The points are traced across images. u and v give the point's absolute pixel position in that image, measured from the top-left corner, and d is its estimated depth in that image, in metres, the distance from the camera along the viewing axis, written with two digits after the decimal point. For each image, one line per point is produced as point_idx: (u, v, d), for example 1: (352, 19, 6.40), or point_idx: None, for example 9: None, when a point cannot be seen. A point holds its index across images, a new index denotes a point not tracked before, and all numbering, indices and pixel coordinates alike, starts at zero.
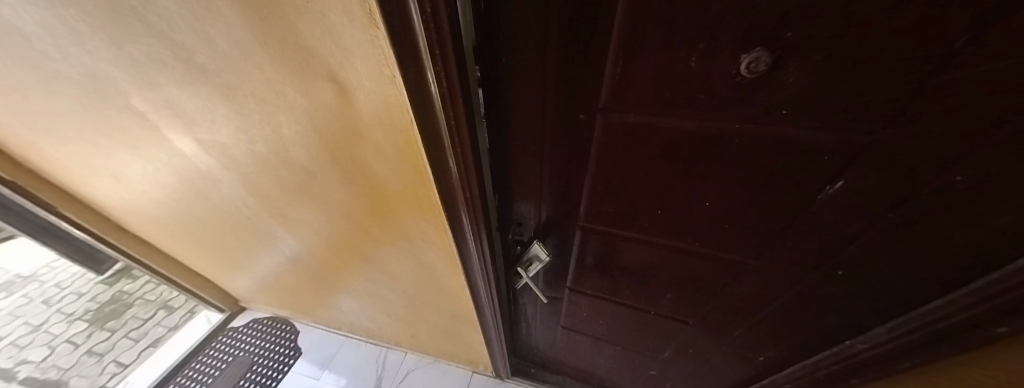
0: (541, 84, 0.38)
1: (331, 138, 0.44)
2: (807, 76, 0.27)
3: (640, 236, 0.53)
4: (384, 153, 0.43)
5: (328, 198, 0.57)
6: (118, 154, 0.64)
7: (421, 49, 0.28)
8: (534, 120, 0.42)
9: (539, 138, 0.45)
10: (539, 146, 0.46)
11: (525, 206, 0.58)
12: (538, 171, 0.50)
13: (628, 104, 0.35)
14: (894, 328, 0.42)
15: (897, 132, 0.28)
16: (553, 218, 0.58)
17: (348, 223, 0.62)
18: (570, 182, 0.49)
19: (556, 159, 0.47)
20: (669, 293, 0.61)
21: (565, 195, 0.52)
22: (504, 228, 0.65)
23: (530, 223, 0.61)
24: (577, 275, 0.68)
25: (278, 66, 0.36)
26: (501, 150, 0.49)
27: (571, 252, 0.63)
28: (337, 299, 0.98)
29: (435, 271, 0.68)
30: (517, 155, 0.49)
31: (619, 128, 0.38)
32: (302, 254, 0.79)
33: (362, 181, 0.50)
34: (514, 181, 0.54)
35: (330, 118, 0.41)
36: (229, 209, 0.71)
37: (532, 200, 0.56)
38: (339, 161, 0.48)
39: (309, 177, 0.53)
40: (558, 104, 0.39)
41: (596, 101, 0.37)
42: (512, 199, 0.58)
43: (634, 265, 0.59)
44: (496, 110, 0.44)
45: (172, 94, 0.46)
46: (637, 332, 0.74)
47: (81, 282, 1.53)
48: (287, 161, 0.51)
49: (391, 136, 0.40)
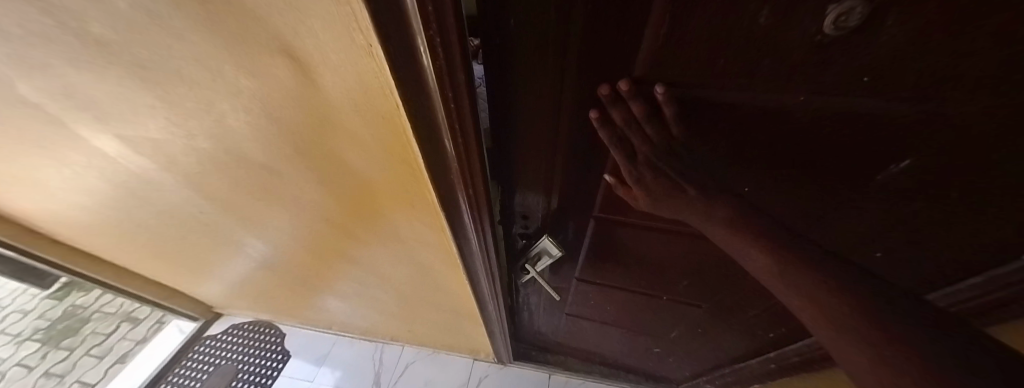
0: (560, 56, 0.31)
1: (296, 133, 0.35)
2: (905, 45, 0.22)
3: (660, 223, 0.50)
4: (367, 149, 0.35)
5: (303, 201, 0.48)
6: (23, 157, 0.51)
7: (415, 29, 0.21)
8: (549, 98, 0.37)
9: (555, 118, 0.39)
10: (554, 127, 0.40)
11: (529, 198, 0.53)
12: (550, 159, 0.45)
13: (670, 73, 0.30)
14: (1003, 275, 0.37)
15: (997, 100, 0.24)
16: (564, 211, 0.53)
17: (328, 226, 0.54)
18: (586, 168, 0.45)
19: (572, 144, 0.42)
20: (684, 280, 0.60)
21: (579, 183, 0.47)
22: (504, 223, 0.61)
23: (533, 218, 0.57)
24: (587, 265, 0.65)
25: (208, 41, 0.26)
26: (508, 134, 0.43)
27: (581, 245, 0.60)
28: (322, 300, 0.90)
29: (432, 271, 0.62)
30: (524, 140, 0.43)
31: (654, 100, 0.34)
32: (278, 259, 0.71)
33: (341, 181, 0.42)
34: (519, 170, 0.48)
35: (294, 109, 0.32)
36: (181, 216, 0.60)
37: (538, 191, 0.51)
38: (310, 158, 0.39)
39: (275, 179, 0.44)
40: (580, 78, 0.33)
41: (630, 71, 0.31)
42: (516, 192, 0.53)
43: (648, 252, 0.57)
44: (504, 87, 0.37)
45: (69, 82, 0.35)
46: (644, 316, 0.74)
47: (24, 298, 1.35)
48: (244, 160, 0.42)
49: (373, 129, 0.32)
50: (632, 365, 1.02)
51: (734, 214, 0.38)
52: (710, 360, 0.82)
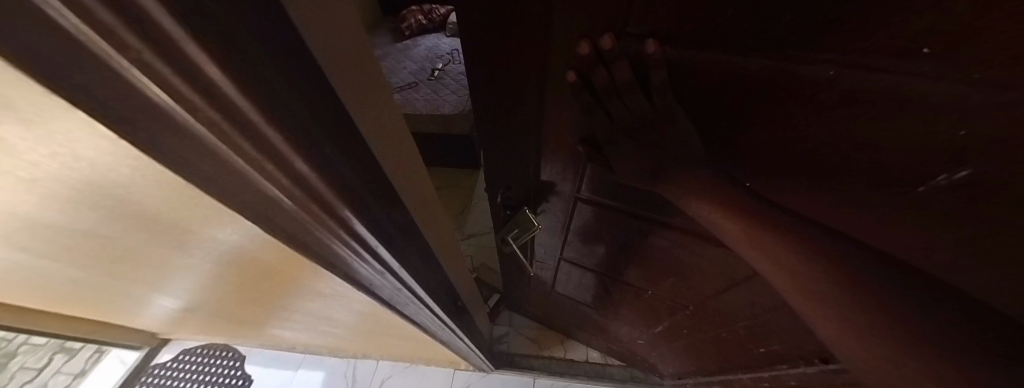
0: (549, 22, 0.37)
1: (84, 203, 0.22)
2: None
3: (642, 212, 0.57)
4: (206, 222, 0.23)
5: (178, 264, 0.36)
6: None
7: (190, 123, 0.12)
8: (540, 58, 0.41)
9: (544, 78, 0.43)
10: (542, 86, 0.45)
11: (526, 167, 0.60)
12: (540, 122, 0.51)
13: (648, 27, 0.34)
14: None
15: None
16: (553, 171, 0.60)
17: (232, 284, 0.42)
18: (571, 129, 0.50)
19: (561, 104, 0.47)
20: (669, 277, 0.67)
21: (565, 144, 0.52)
22: (492, 187, 0.66)
23: (522, 182, 0.62)
24: (574, 229, 0.71)
25: None
26: (502, 98, 0.46)
27: (568, 213, 0.68)
28: (272, 332, 0.79)
29: (376, 316, 0.52)
30: (515, 101, 0.47)
31: (639, 65, 0.37)
32: (195, 306, 0.58)
33: (217, 257, 0.31)
34: (512, 133, 0.52)
35: (62, 188, 0.20)
36: (35, 278, 0.45)
37: (533, 159, 0.58)
38: (134, 228, 0.26)
39: (115, 244, 0.31)
40: (565, 32, 0.37)
41: (613, 23, 0.34)
42: (511, 155, 0.57)
43: (633, 239, 0.64)
44: (497, 48, 0.40)
45: None
46: (629, 299, 0.81)
47: None
48: (54, 229, 0.28)
49: (179, 201, 0.19)
50: (617, 352, 1.05)
51: (710, 183, 0.41)
52: (697, 362, 0.82)
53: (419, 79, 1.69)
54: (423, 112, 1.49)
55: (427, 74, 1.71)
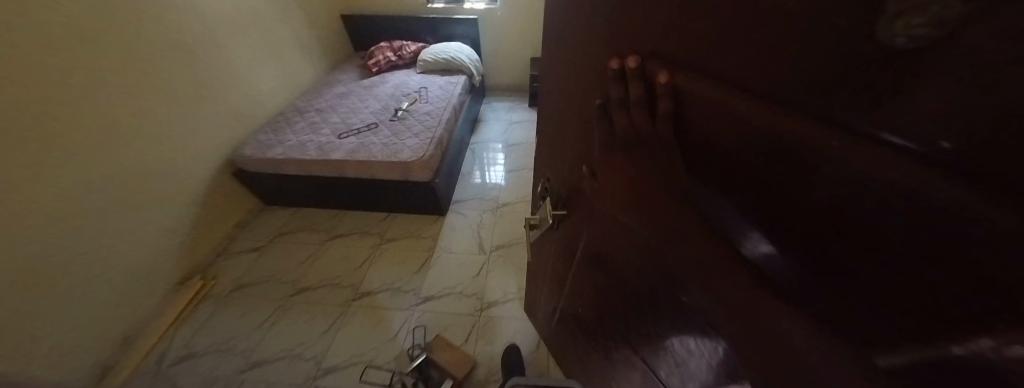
0: (595, 17, 0.32)
1: None
2: (895, 43, 0.14)
3: (636, 272, 0.44)
4: None
5: None
6: None
7: None
8: (581, 51, 0.36)
9: (577, 73, 0.38)
10: (571, 80, 0.40)
11: (553, 166, 0.56)
12: (568, 123, 0.46)
13: (671, 49, 0.25)
14: None
15: None
16: (566, 179, 0.53)
17: None
18: (581, 138, 0.43)
19: (583, 116, 0.41)
20: (655, 369, 0.51)
21: (575, 150, 0.46)
22: (538, 168, 0.64)
23: (557, 176, 0.56)
24: (576, 264, 0.61)
25: None
26: (554, 72, 0.44)
27: (574, 235, 0.58)
28: None
29: None
30: (559, 81, 0.44)
31: (651, 91, 0.28)
32: None
33: None
34: (554, 113, 0.49)
35: None
36: None
37: (558, 159, 0.53)
38: None
39: None
40: (601, 46, 0.32)
41: (645, 38, 0.27)
42: (550, 136, 0.53)
43: (622, 300, 0.51)
44: (565, 24, 0.38)
45: None
46: (613, 372, 0.68)
47: None
48: None
49: None
50: None
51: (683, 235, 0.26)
52: None
53: (380, 120, 1.55)
54: (379, 158, 1.35)
55: (390, 114, 1.59)
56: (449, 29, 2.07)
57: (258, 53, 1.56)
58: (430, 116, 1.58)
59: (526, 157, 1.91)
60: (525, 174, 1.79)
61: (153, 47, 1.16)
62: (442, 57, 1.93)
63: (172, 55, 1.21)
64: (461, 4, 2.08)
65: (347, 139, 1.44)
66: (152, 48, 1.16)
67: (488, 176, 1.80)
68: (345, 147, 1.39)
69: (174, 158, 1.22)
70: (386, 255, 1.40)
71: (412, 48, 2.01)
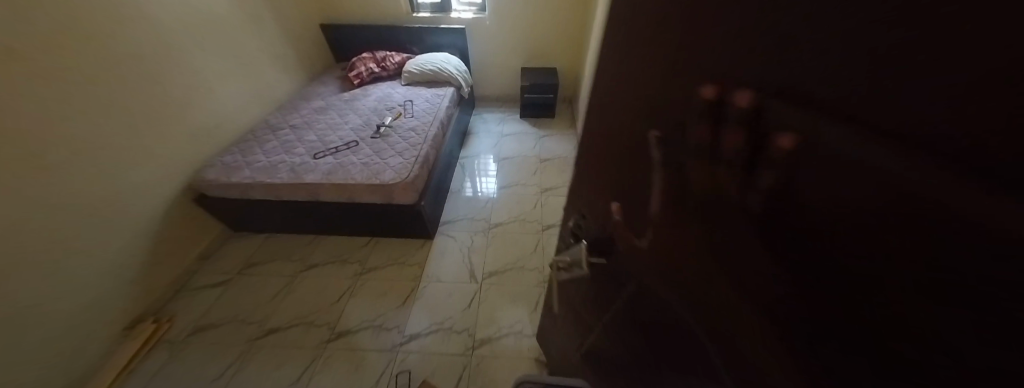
0: (683, 38, 0.28)
1: None
2: None
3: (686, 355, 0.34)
4: None
5: None
6: None
7: None
8: (655, 64, 0.31)
9: (645, 89, 0.33)
10: (637, 98, 0.35)
11: (592, 199, 0.49)
12: (621, 156, 0.40)
13: (784, 77, 0.19)
14: None
15: None
16: (605, 213, 0.46)
17: None
18: (635, 168, 0.37)
19: (642, 150, 0.35)
20: None
21: (625, 182, 0.40)
22: (573, 199, 0.57)
23: (595, 212, 0.49)
24: (607, 318, 0.52)
25: None
26: (616, 90, 0.40)
27: (610, 287, 0.49)
28: None
29: None
30: (620, 101, 0.39)
31: (752, 133, 0.22)
32: None
33: None
34: (606, 138, 0.43)
35: None
36: None
37: (600, 193, 0.46)
38: None
39: None
40: (683, 71, 0.28)
41: (750, 63, 0.22)
42: (595, 163, 0.48)
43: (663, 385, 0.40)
44: (642, 34, 0.33)
45: None
46: None
47: None
48: None
49: None
50: None
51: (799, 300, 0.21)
52: None
53: (361, 137, 1.43)
54: (358, 180, 1.23)
55: (371, 131, 1.47)
56: (436, 40, 1.98)
57: (225, 66, 1.44)
58: (415, 132, 1.47)
59: (519, 172, 1.81)
60: (520, 191, 1.69)
61: (97, 62, 1.03)
62: (429, 68, 1.83)
63: (119, 69, 1.08)
64: (448, 13, 1.98)
65: (323, 159, 1.31)
66: (95, 62, 1.02)
67: (479, 186, 1.73)
68: (320, 168, 1.27)
69: (120, 184, 1.08)
70: (366, 287, 1.27)
71: (396, 59, 1.90)
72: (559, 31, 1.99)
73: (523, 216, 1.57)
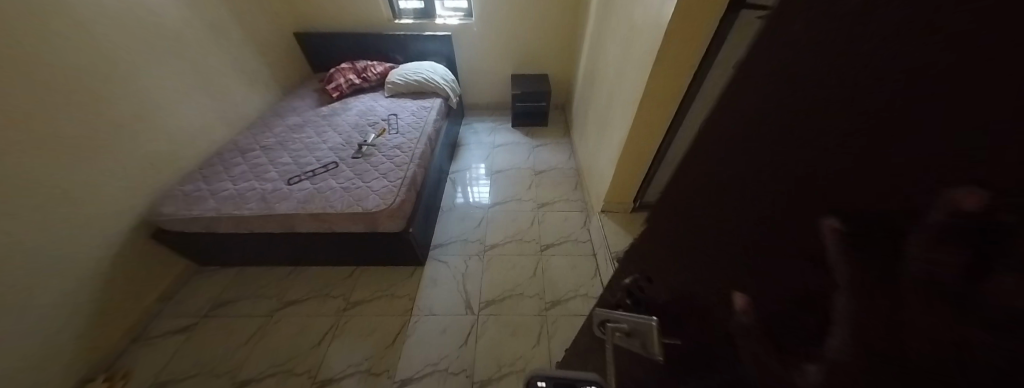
0: (922, 71, 0.13)
1: None
2: None
3: None
4: None
5: None
6: None
7: None
8: (849, 98, 0.17)
9: (818, 136, 0.19)
10: (797, 148, 0.20)
11: (670, 267, 0.35)
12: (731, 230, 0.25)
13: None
14: None
15: None
16: (692, 297, 0.32)
17: None
18: (772, 260, 0.22)
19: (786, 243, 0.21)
20: None
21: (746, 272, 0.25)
22: (636, 252, 0.42)
23: (672, 287, 0.34)
24: None
25: None
26: (740, 122, 0.24)
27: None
28: None
29: None
30: (754, 142, 0.23)
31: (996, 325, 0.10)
32: None
33: None
34: (702, 193, 0.29)
35: None
36: None
37: (684, 266, 0.32)
38: None
39: None
40: (909, 138, 0.14)
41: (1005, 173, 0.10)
42: (683, 220, 0.32)
43: None
44: (812, 42, 0.19)
45: None
46: None
47: None
48: None
49: None
50: None
51: None
52: None
53: (340, 157, 1.31)
54: (337, 209, 1.11)
55: (352, 150, 1.35)
56: (420, 47, 1.87)
57: (186, 83, 1.29)
58: (401, 151, 1.35)
59: (513, 186, 1.72)
60: (515, 207, 1.60)
61: (34, 86, 0.88)
62: (414, 78, 1.72)
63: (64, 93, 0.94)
64: (433, 19, 1.87)
65: (298, 185, 1.19)
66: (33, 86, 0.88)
67: (471, 195, 1.68)
68: (296, 196, 1.14)
69: (66, 225, 0.95)
70: (352, 325, 1.16)
71: (378, 69, 1.78)
72: (550, 37, 1.91)
73: (519, 235, 1.48)
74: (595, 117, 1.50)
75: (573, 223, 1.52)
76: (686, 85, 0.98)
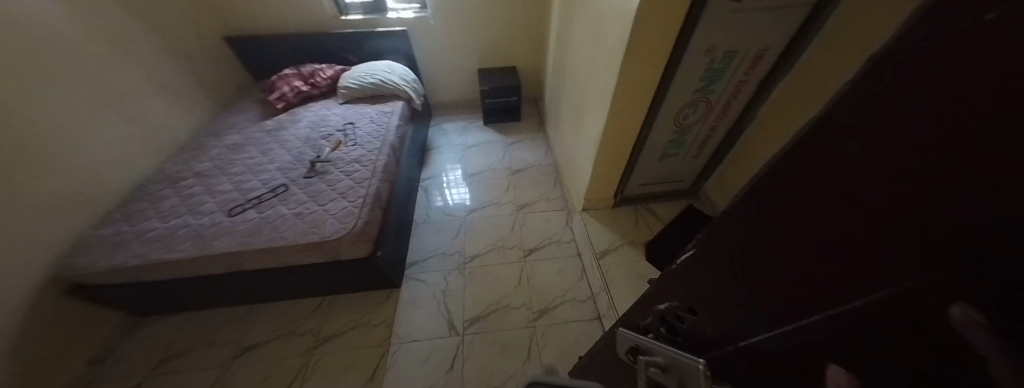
0: None
1: None
2: None
3: None
4: None
5: None
6: None
7: None
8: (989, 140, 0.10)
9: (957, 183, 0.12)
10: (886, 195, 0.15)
11: (727, 301, 0.27)
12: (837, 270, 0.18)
13: None
14: None
15: None
16: (749, 344, 0.26)
17: None
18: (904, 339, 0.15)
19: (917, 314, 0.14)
20: None
21: (851, 338, 0.18)
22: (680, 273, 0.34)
23: (730, 323, 0.27)
24: None
25: None
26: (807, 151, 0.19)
27: None
28: None
29: None
30: (843, 172, 0.17)
31: None
32: None
33: None
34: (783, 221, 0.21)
35: None
36: None
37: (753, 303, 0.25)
38: None
39: None
40: None
41: None
42: (739, 255, 0.25)
43: None
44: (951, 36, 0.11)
45: None
46: None
47: None
48: None
49: None
50: None
51: None
52: None
53: (290, 178, 1.16)
54: (290, 240, 0.98)
55: (304, 168, 1.20)
56: (374, 46, 1.70)
57: (88, 107, 1.09)
58: (360, 165, 1.22)
59: (490, 189, 1.62)
60: (494, 212, 1.51)
61: None
62: (369, 81, 1.56)
63: None
64: (384, 14, 1.69)
65: (242, 216, 1.04)
66: None
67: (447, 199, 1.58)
68: (240, 230, 1.00)
69: None
70: (323, 364, 1.05)
71: (328, 73, 1.60)
72: (514, 27, 1.79)
73: (500, 242, 1.39)
74: (569, 110, 1.42)
75: (556, 223, 1.45)
76: (660, 74, 0.92)
